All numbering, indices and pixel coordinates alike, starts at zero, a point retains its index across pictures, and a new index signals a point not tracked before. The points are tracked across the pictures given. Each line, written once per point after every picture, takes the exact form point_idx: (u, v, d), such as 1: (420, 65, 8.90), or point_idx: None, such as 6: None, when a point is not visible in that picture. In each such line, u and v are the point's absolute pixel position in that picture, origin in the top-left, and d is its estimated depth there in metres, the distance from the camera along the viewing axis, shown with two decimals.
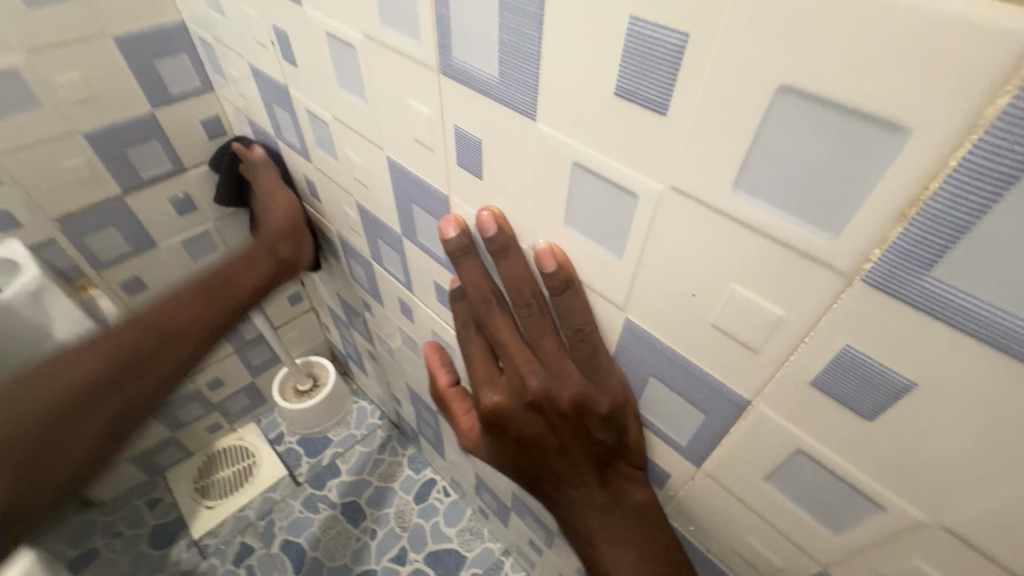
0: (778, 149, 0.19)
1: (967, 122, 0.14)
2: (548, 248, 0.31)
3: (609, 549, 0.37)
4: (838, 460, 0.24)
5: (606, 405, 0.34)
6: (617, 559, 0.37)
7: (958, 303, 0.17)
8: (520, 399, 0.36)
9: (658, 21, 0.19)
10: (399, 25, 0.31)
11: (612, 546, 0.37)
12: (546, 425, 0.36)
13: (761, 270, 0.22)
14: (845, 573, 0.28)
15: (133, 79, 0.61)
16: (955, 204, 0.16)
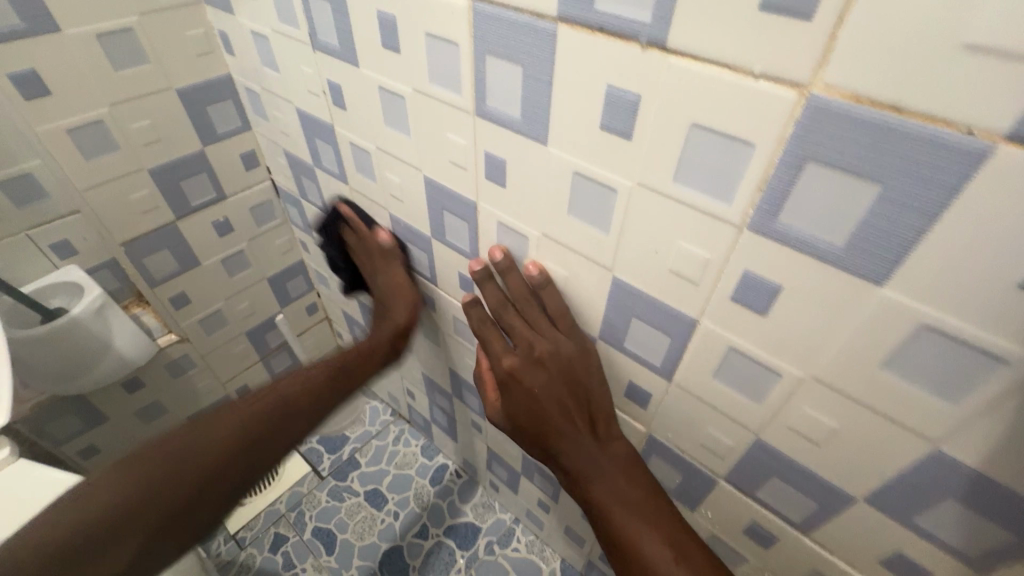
0: (693, 157, 0.33)
1: (777, 138, 0.29)
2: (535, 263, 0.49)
3: (602, 486, 0.52)
4: (752, 348, 0.38)
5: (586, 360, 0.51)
6: (610, 490, 0.51)
7: (793, 234, 0.31)
8: (535, 371, 0.51)
9: (624, 87, 0.33)
10: (444, 83, 0.45)
11: (603, 482, 0.52)
12: (553, 384, 0.51)
13: (693, 229, 0.36)
14: (768, 434, 0.42)
15: (189, 123, 0.74)
16: (781, 179, 0.30)
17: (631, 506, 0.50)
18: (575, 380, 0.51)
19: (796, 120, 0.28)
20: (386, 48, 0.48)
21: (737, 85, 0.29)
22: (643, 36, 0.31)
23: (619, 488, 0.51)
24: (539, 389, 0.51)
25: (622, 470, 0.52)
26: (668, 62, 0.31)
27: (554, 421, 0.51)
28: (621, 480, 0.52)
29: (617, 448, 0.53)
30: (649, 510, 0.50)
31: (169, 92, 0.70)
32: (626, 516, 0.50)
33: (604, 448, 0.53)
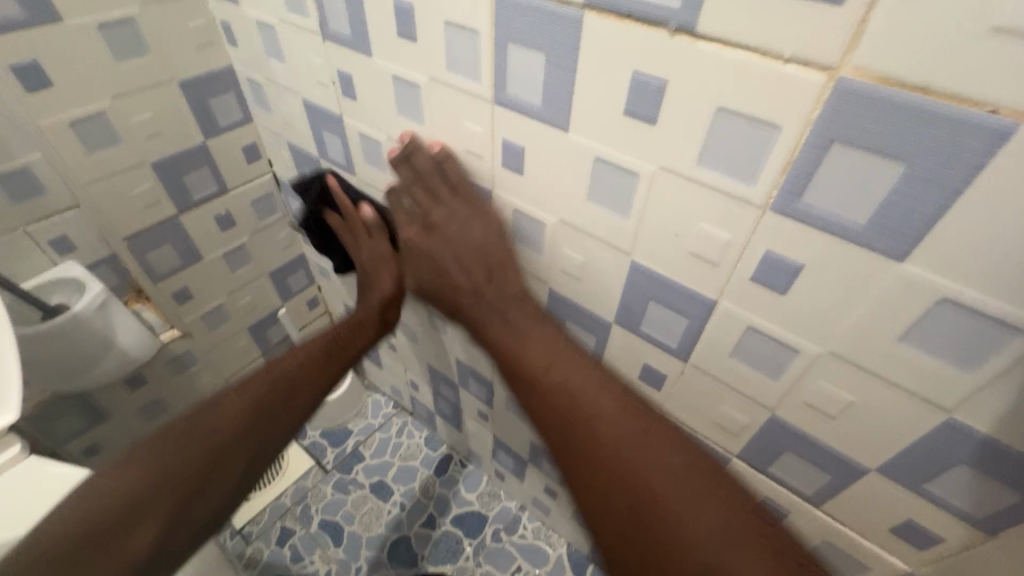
0: (717, 140, 0.34)
1: (804, 120, 0.30)
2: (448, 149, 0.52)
3: (588, 397, 0.50)
4: (772, 327, 0.40)
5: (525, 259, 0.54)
6: (594, 401, 0.49)
7: (815, 214, 0.32)
8: (443, 245, 0.54)
9: (650, 73, 0.34)
10: (463, 72, 0.46)
11: (589, 393, 0.50)
12: (489, 278, 0.54)
13: (716, 212, 0.37)
14: (785, 411, 0.44)
15: (191, 115, 0.73)
16: (806, 160, 0.31)
17: (626, 449, 0.47)
18: (509, 270, 0.54)
19: (825, 102, 0.29)
20: (402, 37, 0.48)
21: (766, 69, 0.30)
22: (672, 22, 0.31)
23: (599, 437, 0.48)
24: (485, 291, 0.54)
25: (599, 416, 0.49)
26: (697, 48, 0.31)
27: (456, 280, 0.55)
28: (603, 430, 0.48)
29: (590, 387, 0.50)
30: (646, 448, 0.47)
31: (171, 84, 0.69)
32: (619, 465, 0.47)
33: (571, 386, 0.50)
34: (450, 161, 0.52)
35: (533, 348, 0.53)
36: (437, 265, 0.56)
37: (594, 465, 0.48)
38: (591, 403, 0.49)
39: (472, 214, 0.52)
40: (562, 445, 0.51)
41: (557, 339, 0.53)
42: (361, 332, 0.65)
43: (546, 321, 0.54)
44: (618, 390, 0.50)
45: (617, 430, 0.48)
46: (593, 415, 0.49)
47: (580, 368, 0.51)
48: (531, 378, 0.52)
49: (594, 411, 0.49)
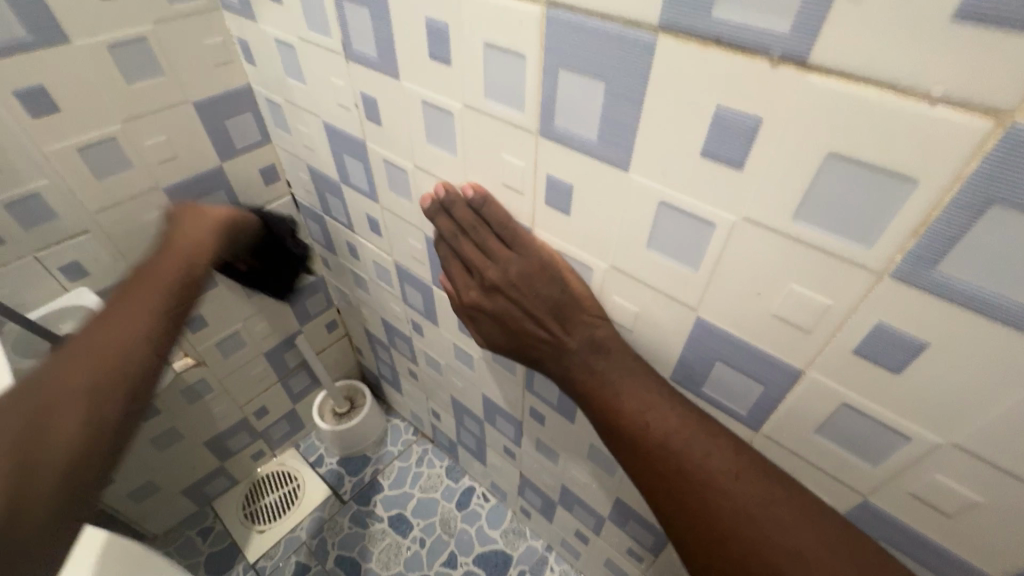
0: (825, 193, 0.28)
1: (952, 176, 0.23)
2: (471, 183, 0.47)
3: (710, 460, 0.39)
4: (874, 407, 0.33)
5: (572, 268, 0.45)
6: (719, 464, 0.38)
7: (953, 287, 0.26)
8: (502, 301, 0.47)
9: (740, 108, 0.28)
10: (503, 99, 0.40)
11: (708, 455, 0.39)
12: (573, 335, 0.45)
13: (814, 273, 0.31)
14: (880, 498, 0.37)
15: (206, 137, 0.69)
16: (948, 223, 0.25)
17: (781, 530, 0.36)
18: (591, 323, 0.45)
19: (987, 156, 0.22)
20: (434, 58, 0.43)
21: (903, 111, 0.23)
22: (776, 50, 0.25)
23: (722, 511, 0.37)
24: (569, 353, 0.45)
25: (711, 479, 0.38)
26: (809, 82, 0.25)
27: (536, 338, 0.46)
28: (724, 500, 0.37)
29: (693, 438, 0.40)
30: (787, 520, 0.36)
31: (186, 105, 0.65)
32: (758, 554, 0.36)
33: (671, 447, 0.40)
34: (488, 202, 0.46)
35: (632, 416, 0.42)
36: (508, 325, 0.48)
37: (718, 543, 0.38)
38: (700, 466, 0.39)
39: (524, 252, 0.45)
40: (670, 515, 0.40)
41: (657, 388, 0.42)
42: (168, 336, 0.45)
43: (627, 354, 0.44)
44: (728, 439, 0.40)
45: (738, 499, 0.37)
46: (703, 478, 0.38)
47: (677, 415, 0.41)
48: (639, 452, 0.41)
49: (704, 473, 0.38)
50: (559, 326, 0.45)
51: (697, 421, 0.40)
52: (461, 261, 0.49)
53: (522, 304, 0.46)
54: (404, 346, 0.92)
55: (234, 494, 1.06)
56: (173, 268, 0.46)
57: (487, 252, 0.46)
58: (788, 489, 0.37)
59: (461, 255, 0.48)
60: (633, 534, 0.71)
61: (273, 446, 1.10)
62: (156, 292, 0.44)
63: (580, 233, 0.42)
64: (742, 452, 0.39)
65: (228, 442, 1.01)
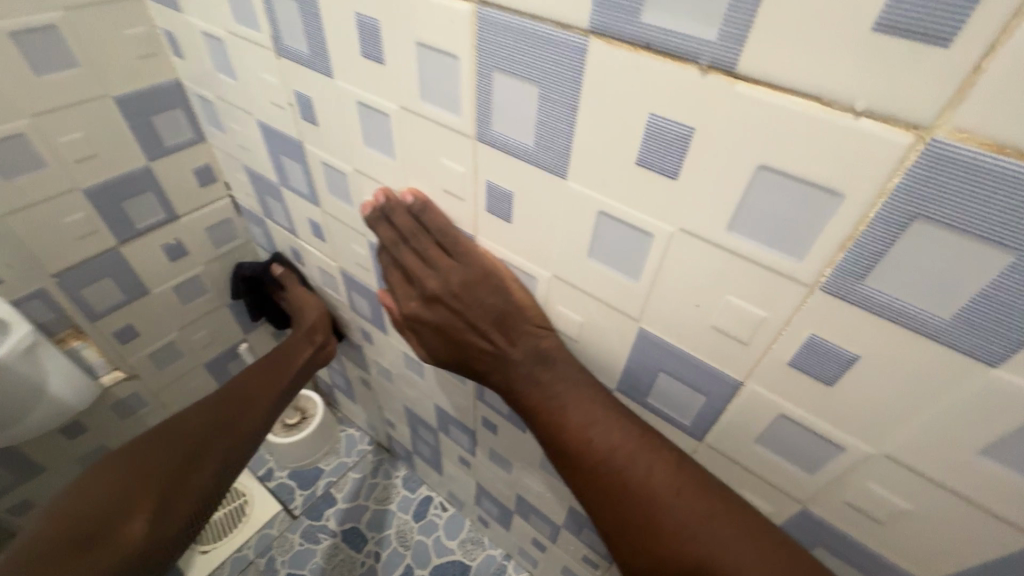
0: (756, 205, 0.27)
1: (878, 190, 0.23)
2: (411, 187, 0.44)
3: (656, 478, 0.38)
4: (811, 418, 0.33)
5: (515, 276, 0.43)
6: (665, 482, 0.38)
7: (883, 301, 0.26)
8: (443, 312, 0.45)
9: (671, 117, 0.27)
10: (438, 101, 0.38)
11: (654, 473, 0.38)
12: (518, 347, 0.43)
13: (749, 285, 0.30)
14: (819, 506, 0.37)
15: (131, 135, 0.64)
16: (875, 237, 0.24)
17: (725, 547, 0.36)
18: (535, 334, 0.43)
19: (910, 170, 0.22)
20: (366, 56, 0.40)
21: (828, 123, 0.23)
22: (704, 57, 0.25)
23: (668, 527, 0.37)
24: (512, 364, 0.44)
25: (656, 498, 0.38)
26: (738, 90, 0.24)
27: (480, 349, 0.45)
28: (669, 519, 0.37)
29: (639, 456, 0.39)
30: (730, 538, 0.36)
31: (105, 100, 0.60)
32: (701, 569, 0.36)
33: (616, 463, 0.39)
34: (428, 208, 0.44)
35: (578, 431, 0.41)
36: (450, 336, 0.46)
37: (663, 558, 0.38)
38: (646, 482, 0.38)
39: (466, 260, 0.43)
40: (617, 530, 0.40)
41: (602, 400, 0.41)
42: (254, 402, 0.70)
43: (573, 365, 0.43)
44: (674, 453, 0.39)
45: (683, 516, 0.37)
46: (650, 496, 0.38)
47: (623, 431, 0.40)
48: (585, 468, 0.41)
49: (650, 490, 0.38)
50: (503, 337, 0.44)
51: (643, 437, 0.39)
52: (401, 269, 0.47)
53: (463, 314, 0.44)
54: (355, 353, 0.88)
55: None
56: (293, 356, 0.77)
57: (428, 261, 0.44)
58: (735, 504, 0.37)
59: (402, 264, 0.46)
60: (588, 542, 0.70)
61: None
62: (269, 372, 0.75)
63: (522, 241, 0.41)
64: (687, 468, 0.38)
65: None
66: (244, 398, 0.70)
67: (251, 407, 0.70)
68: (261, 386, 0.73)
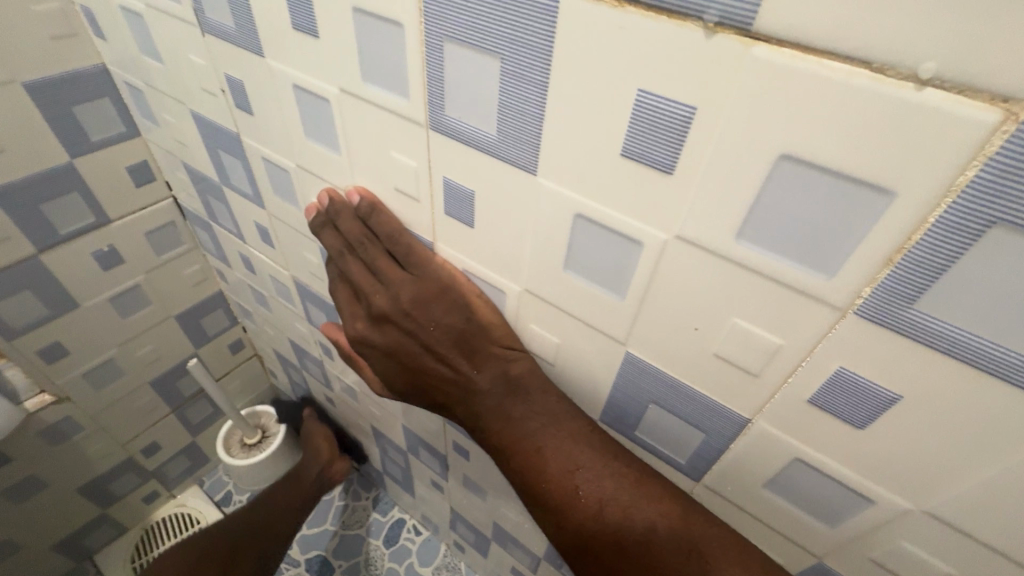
0: (776, 207, 0.21)
1: (944, 186, 0.17)
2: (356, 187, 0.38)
3: (653, 532, 0.32)
4: (833, 464, 0.27)
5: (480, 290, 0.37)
6: (664, 537, 0.32)
7: (938, 330, 0.20)
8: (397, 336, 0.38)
9: (666, 93, 0.21)
10: (383, 82, 0.32)
11: (651, 526, 0.32)
12: (484, 376, 0.37)
13: (763, 306, 0.24)
14: (837, 561, 0.32)
15: (46, 127, 0.56)
16: (935, 249, 0.19)
17: None
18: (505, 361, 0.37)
19: (990, 160, 0.16)
20: (299, 31, 0.34)
21: (879, 95, 0.17)
22: (710, 11, 0.18)
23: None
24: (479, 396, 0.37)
25: (654, 556, 0.32)
26: (754, 55, 0.18)
27: (441, 377, 0.38)
28: None
29: (630, 505, 0.33)
30: None
31: (13, 87, 0.52)
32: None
33: (604, 515, 0.33)
34: (377, 211, 0.38)
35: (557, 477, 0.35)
36: (404, 363, 0.39)
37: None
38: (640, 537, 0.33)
39: (421, 272, 0.37)
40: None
41: (582, 437, 0.35)
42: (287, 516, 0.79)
43: (547, 392, 0.36)
44: (672, 500, 0.33)
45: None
46: (645, 554, 0.32)
47: (609, 473, 0.34)
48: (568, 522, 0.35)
49: (646, 548, 0.32)
50: (467, 363, 0.37)
51: (633, 480, 0.34)
52: (348, 285, 0.40)
53: (420, 337, 0.37)
54: (316, 369, 0.81)
55: (122, 543, 0.94)
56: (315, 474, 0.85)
57: (377, 274, 0.38)
58: (750, 560, 0.31)
59: (348, 277, 0.39)
60: None
61: (169, 486, 0.98)
62: (303, 484, 0.83)
63: (487, 250, 0.35)
64: (689, 517, 0.32)
65: (111, 485, 0.87)
66: (284, 501, 0.80)
67: (294, 505, 0.81)
68: (304, 484, 0.83)
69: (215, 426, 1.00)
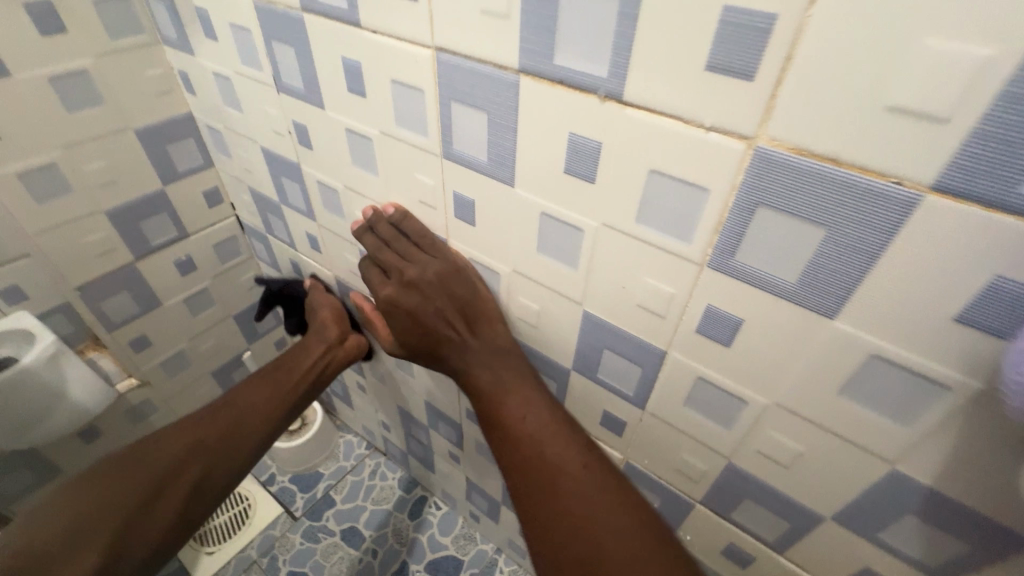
0: (652, 201, 0.34)
1: (730, 186, 0.30)
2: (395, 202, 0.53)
3: (564, 453, 0.45)
4: (719, 378, 0.40)
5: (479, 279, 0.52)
6: (572, 457, 0.45)
7: (750, 274, 0.33)
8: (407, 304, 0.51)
9: (584, 135, 0.35)
10: (411, 127, 0.46)
11: (564, 449, 0.46)
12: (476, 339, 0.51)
13: (658, 267, 0.37)
14: (739, 459, 0.44)
15: (147, 162, 0.72)
16: (735, 223, 0.32)
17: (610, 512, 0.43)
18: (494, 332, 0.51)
19: (746, 171, 0.29)
20: (352, 91, 0.48)
21: (689, 136, 0.30)
22: (601, 89, 0.32)
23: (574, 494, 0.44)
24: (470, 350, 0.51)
25: (565, 468, 0.45)
26: (626, 114, 0.32)
27: (441, 335, 0.51)
28: (570, 486, 0.44)
29: (559, 435, 0.46)
30: (616, 505, 0.43)
31: (127, 133, 0.69)
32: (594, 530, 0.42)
33: (543, 436, 0.46)
34: (408, 217, 0.52)
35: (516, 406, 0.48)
36: (418, 322, 0.51)
37: (558, 526, 0.43)
38: (564, 454, 0.45)
39: (439, 257, 0.51)
40: (526, 501, 0.45)
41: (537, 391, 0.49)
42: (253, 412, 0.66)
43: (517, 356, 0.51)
44: (586, 439, 0.47)
45: (588, 485, 0.44)
46: (557, 468, 0.45)
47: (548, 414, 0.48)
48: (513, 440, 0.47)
49: (559, 463, 0.45)
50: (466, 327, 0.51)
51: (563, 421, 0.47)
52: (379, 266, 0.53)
53: (431, 303, 0.50)
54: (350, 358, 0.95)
55: None
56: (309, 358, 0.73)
57: (409, 255, 0.51)
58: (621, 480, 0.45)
59: (382, 259, 0.52)
60: None
61: None
62: (263, 388, 0.69)
63: (489, 240, 0.48)
64: (594, 450, 0.46)
65: None
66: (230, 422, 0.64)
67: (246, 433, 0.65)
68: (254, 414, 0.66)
69: None
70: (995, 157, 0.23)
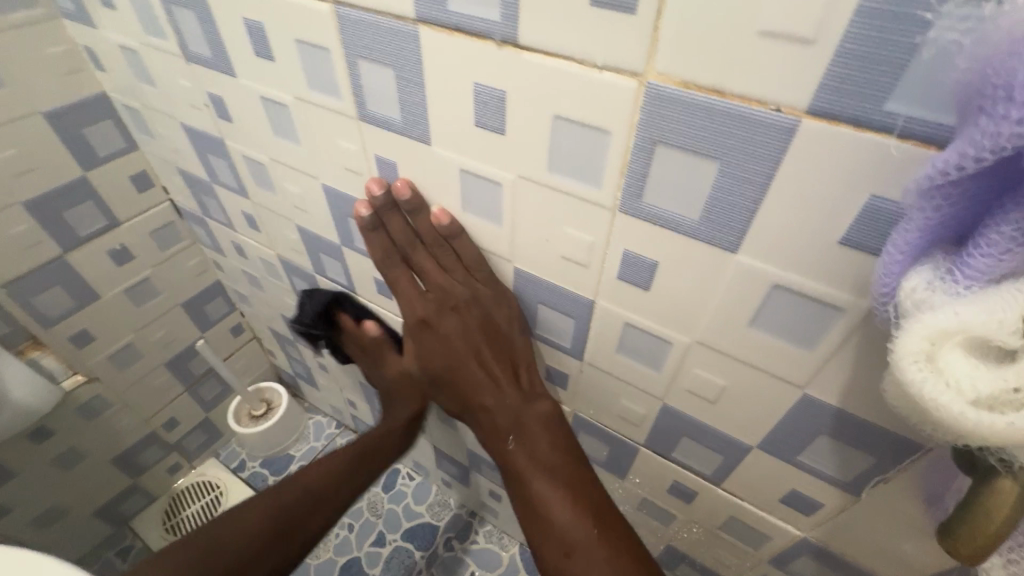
0: (559, 148, 0.34)
1: (628, 125, 0.30)
2: (405, 181, 0.45)
3: (559, 495, 0.46)
4: (643, 322, 0.41)
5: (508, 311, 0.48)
6: (565, 506, 0.46)
7: (658, 214, 0.33)
8: (438, 325, 0.50)
9: (488, 84, 0.34)
10: (323, 90, 0.44)
11: (560, 490, 0.46)
12: (511, 402, 0.49)
13: (575, 215, 0.37)
14: (672, 398, 0.45)
15: (64, 149, 0.68)
16: (638, 164, 0.32)
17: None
18: (517, 359, 0.50)
19: (643, 108, 0.29)
20: (259, 56, 0.46)
21: (584, 77, 0.30)
22: (497, 34, 0.31)
23: (556, 518, 0.46)
24: (471, 376, 0.50)
25: (571, 505, 0.46)
26: (522, 57, 0.31)
27: (476, 356, 0.50)
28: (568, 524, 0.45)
29: (564, 463, 0.48)
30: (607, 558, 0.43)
31: (36, 116, 0.64)
32: (566, 559, 0.45)
33: (538, 471, 0.48)
34: (420, 207, 0.46)
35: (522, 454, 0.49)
36: (465, 332, 0.49)
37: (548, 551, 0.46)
38: (554, 489, 0.46)
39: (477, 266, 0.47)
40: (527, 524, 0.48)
41: (542, 413, 0.49)
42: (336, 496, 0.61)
43: (529, 379, 0.50)
44: (585, 469, 0.48)
45: (575, 534, 0.45)
46: (566, 503, 0.46)
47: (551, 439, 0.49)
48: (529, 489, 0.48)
49: (548, 496, 0.46)
50: (500, 341, 0.50)
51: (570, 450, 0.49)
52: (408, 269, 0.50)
53: (468, 318, 0.49)
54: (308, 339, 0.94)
55: (153, 510, 1.08)
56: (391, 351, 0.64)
57: (439, 264, 0.48)
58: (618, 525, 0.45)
59: (416, 264, 0.49)
60: None
61: (190, 457, 1.12)
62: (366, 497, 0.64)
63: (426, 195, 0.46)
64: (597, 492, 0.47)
65: (139, 457, 1.01)
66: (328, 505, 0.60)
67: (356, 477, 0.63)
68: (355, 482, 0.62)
69: (225, 403, 1.14)
70: (861, 77, 0.23)
